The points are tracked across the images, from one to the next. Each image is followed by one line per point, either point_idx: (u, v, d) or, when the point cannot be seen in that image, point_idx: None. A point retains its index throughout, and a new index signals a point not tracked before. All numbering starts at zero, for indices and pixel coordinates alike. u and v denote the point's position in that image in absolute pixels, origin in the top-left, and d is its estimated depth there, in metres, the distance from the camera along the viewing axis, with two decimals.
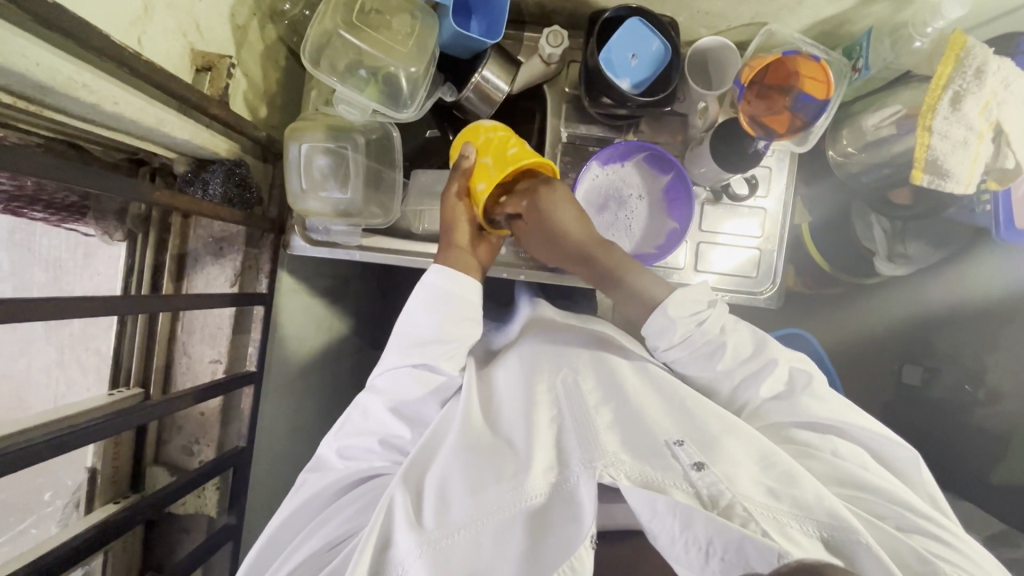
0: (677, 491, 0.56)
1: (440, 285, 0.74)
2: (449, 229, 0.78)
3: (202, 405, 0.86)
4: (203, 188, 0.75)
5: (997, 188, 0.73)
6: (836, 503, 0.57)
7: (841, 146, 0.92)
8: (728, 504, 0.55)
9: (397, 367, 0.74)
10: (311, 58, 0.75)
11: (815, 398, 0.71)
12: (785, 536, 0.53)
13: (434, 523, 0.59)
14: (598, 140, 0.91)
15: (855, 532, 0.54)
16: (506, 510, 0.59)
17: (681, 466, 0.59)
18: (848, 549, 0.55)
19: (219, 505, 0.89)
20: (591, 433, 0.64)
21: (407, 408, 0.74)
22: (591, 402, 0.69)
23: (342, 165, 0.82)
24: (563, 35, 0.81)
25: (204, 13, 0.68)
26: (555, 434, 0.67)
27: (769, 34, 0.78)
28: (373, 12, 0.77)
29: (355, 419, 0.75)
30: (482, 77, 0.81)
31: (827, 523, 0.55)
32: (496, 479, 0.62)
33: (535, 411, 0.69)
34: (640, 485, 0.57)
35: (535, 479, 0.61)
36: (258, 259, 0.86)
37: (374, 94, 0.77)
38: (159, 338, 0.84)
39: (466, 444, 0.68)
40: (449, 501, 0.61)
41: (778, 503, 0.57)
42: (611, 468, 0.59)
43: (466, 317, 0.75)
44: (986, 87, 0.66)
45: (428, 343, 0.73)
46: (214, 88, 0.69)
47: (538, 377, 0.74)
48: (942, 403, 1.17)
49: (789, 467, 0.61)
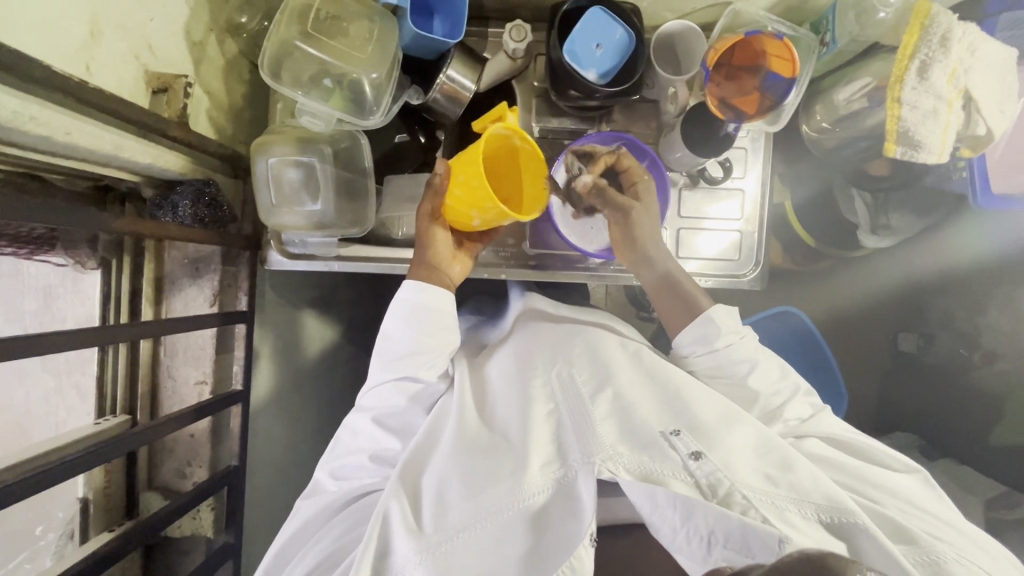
0: (677, 482, 0.56)
1: (415, 300, 0.74)
2: (425, 247, 0.77)
3: (192, 427, 0.84)
4: (172, 211, 0.76)
5: (971, 155, 0.72)
6: (833, 487, 0.59)
7: (816, 121, 0.90)
8: (727, 492, 0.55)
9: (381, 383, 0.75)
10: (271, 72, 0.74)
11: (832, 422, 0.78)
12: (783, 519, 0.53)
13: (433, 528, 0.59)
14: (571, 132, 0.90)
15: (854, 513, 0.56)
16: (506, 510, 0.59)
17: (679, 456, 0.59)
18: (848, 531, 0.56)
19: (216, 524, 0.88)
20: (588, 427, 0.64)
21: (393, 420, 0.75)
22: (587, 392, 0.69)
23: (311, 176, 0.81)
24: (527, 29, 0.81)
25: (157, 33, 0.67)
26: (552, 427, 0.67)
27: (735, 13, 0.77)
28: (327, 19, 0.76)
29: (344, 439, 0.77)
30: (447, 76, 0.81)
31: (826, 507, 0.57)
32: (494, 479, 0.62)
33: (532, 407, 0.69)
34: (639, 478, 0.57)
35: (534, 477, 0.61)
36: (236, 276, 0.85)
37: (338, 103, 0.76)
38: (143, 362, 0.82)
39: (464, 445, 0.68)
40: (446, 506, 0.61)
41: (777, 489, 0.58)
42: (609, 463, 0.58)
43: (444, 328, 0.75)
44: (953, 54, 0.64)
45: (407, 357, 0.74)
46: (172, 110, 0.67)
47: (533, 373, 0.74)
48: (941, 367, 1.20)
49: (785, 454, 0.63)
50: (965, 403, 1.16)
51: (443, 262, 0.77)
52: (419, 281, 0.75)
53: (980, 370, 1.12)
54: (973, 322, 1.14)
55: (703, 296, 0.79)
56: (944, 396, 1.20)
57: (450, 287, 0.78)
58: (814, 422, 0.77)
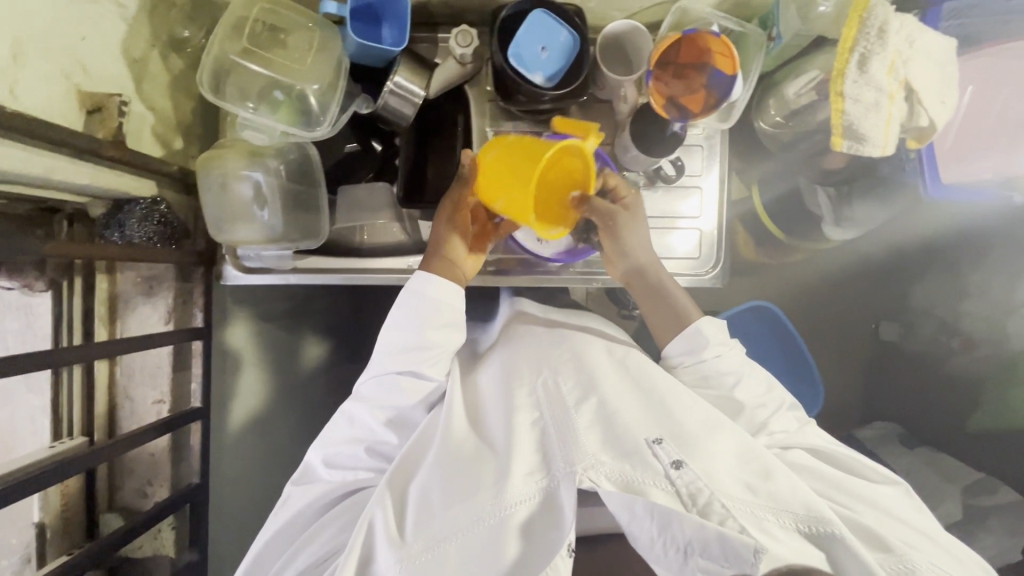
0: (656, 491, 0.56)
1: (426, 290, 0.75)
2: (441, 236, 0.78)
3: (151, 447, 0.84)
4: (119, 230, 0.75)
5: (918, 146, 0.72)
6: (811, 495, 0.59)
7: (770, 117, 0.90)
8: (707, 502, 0.54)
9: (384, 373, 0.75)
10: (210, 86, 0.73)
11: (818, 433, 0.77)
12: (765, 532, 0.54)
13: (415, 537, 0.60)
14: (526, 135, 0.89)
15: (832, 523, 0.56)
16: (489, 521, 0.59)
17: (661, 466, 0.58)
18: (828, 542, 0.57)
19: (177, 544, 0.87)
20: (571, 434, 0.63)
21: (392, 414, 0.74)
22: (571, 400, 0.68)
23: (258, 191, 0.80)
24: (473, 35, 0.80)
25: (90, 53, 0.66)
26: (537, 437, 0.66)
27: (682, 10, 0.77)
28: (265, 31, 0.75)
29: (338, 426, 0.75)
30: (394, 83, 0.80)
31: (805, 517, 0.57)
32: (476, 488, 0.62)
33: (516, 417, 0.68)
34: (619, 487, 0.57)
35: (517, 486, 0.60)
36: (191, 292, 0.85)
37: (283, 116, 0.75)
38: (99, 383, 0.82)
39: (448, 457, 0.67)
40: (430, 516, 0.61)
41: (755, 498, 0.58)
42: (590, 471, 0.58)
43: (448, 322, 0.75)
44: (890, 46, 0.64)
45: (413, 350, 0.74)
46: (107, 129, 0.67)
47: (517, 384, 0.73)
48: (923, 352, 1.22)
49: (768, 462, 0.62)
50: (944, 389, 1.18)
51: (454, 253, 0.78)
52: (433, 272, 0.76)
53: (959, 357, 1.14)
54: (953, 309, 1.16)
55: (693, 308, 0.80)
56: (928, 385, 1.21)
57: (461, 279, 0.79)
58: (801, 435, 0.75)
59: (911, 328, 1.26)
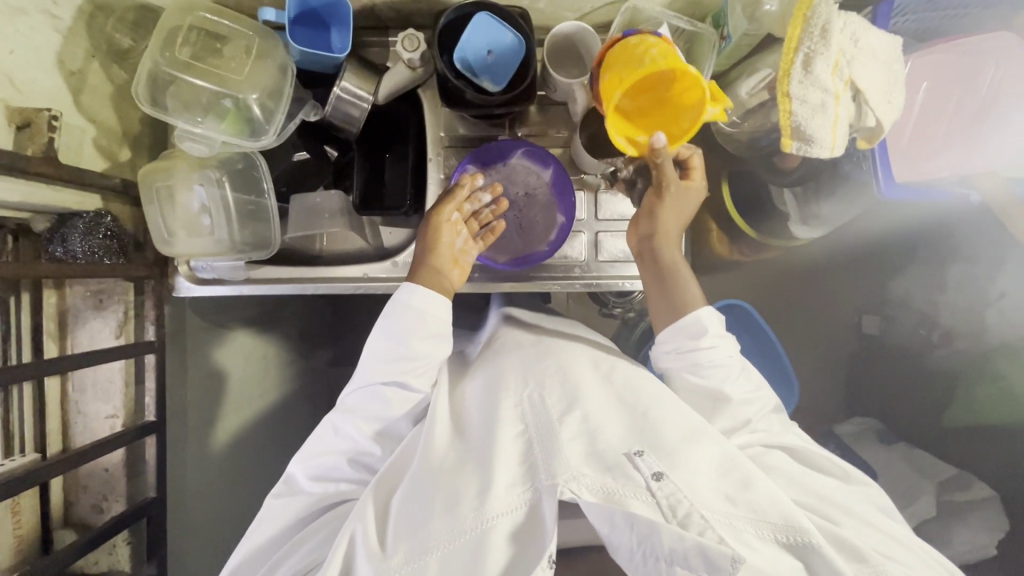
0: (637, 503, 0.54)
1: (411, 301, 0.74)
2: (428, 248, 0.78)
3: (105, 461, 0.84)
4: (63, 246, 0.73)
5: (868, 146, 0.70)
6: (791, 504, 0.58)
7: (725, 116, 0.88)
8: (687, 513, 0.53)
9: (369, 385, 0.73)
10: (147, 98, 0.72)
11: (800, 437, 0.74)
12: (741, 542, 0.54)
13: (395, 550, 0.59)
14: (481, 139, 0.88)
15: (811, 533, 0.55)
16: (470, 534, 0.57)
17: (641, 478, 0.56)
18: (804, 551, 0.56)
19: (133, 559, 0.87)
20: (554, 447, 0.61)
21: (378, 426, 0.73)
22: (556, 414, 0.65)
23: (203, 203, 0.79)
24: (419, 38, 0.78)
25: (19, 67, 0.65)
26: (522, 448, 0.63)
27: (633, 9, 0.75)
28: (201, 42, 0.74)
29: (323, 436, 0.74)
30: (341, 88, 0.79)
31: (784, 527, 0.56)
32: (457, 501, 0.59)
33: (499, 429, 0.65)
34: (600, 499, 0.55)
35: (498, 499, 0.58)
36: (143, 306, 0.84)
37: (228, 127, 0.74)
38: (51, 398, 0.81)
39: (429, 470, 0.65)
40: (409, 533, 0.59)
41: (735, 509, 0.57)
42: (571, 484, 0.56)
43: (432, 334, 0.74)
44: (833, 46, 0.62)
45: (397, 360, 0.72)
46: (36, 145, 0.66)
47: (503, 394, 0.70)
48: (902, 347, 1.21)
49: (747, 471, 0.60)
50: (919, 382, 1.19)
51: (440, 265, 0.77)
52: (419, 284, 0.75)
53: (938, 351, 1.15)
54: (932, 302, 1.17)
55: (698, 299, 0.74)
56: (899, 380, 1.22)
57: (448, 292, 0.77)
58: (778, 436, 0.72)
59: (892, 320, 1.22)
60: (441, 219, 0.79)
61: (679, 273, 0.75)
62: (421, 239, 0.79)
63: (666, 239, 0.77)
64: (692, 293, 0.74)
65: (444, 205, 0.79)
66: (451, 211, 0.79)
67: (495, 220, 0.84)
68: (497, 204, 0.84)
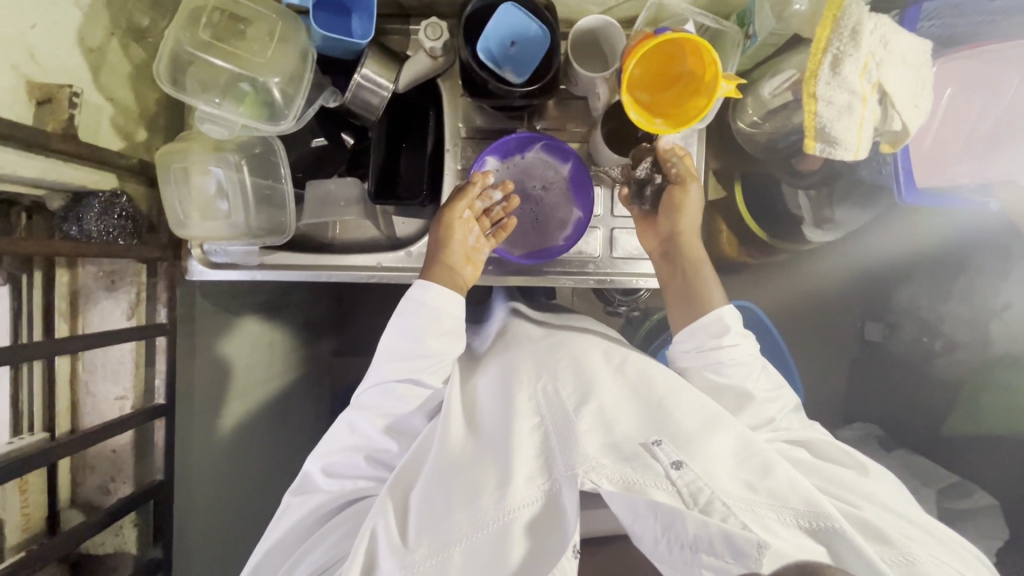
0: (658, 492, 0.54)
1: (424, 299, 0.74)
2: (441, 245, 0.78)
3: (114, 442, 0.84)
4: (78, 224, 0.73)
5: (892, 150, 0.71)
6: (812, 490, 0.58)
7: (747, 116, 0.88)
8: (708, 500, 0.53)
9: (383, 383, 0.73)
10: (167, 77, 0.71)
11: (817, 432, 0.76)
12: (765, 529, 0.53)
13: (418, 542, 0.59)
14: (500, 131, 0.87)
15: (833, 518, 0.56)
16: (491, 524, 0.57)
17: (661, 467, 0.57)
18: (830, 536, 0.55)
19: (141, 541, 0.86)
20: (571, 438, 0.61)
21: (394, 423, 0.73)
22: (571, 404, 0.65)
23: (219, 186, 0.78)
24: (442, 27, 0.78)
25: (40, 41, 0.65)
26: (539, 440, 0.63)
27: (658, 6, 0.74)
28: (225, 24, 0.74)
29: (338, 434, 0.74)
30: (362, 75, 0.78)
31: (806, 512, 0.56)
32: (478, 492, 0.60)
33: (516, 422, 0.65)
34: (621, 488, 0.55)
35: (519, 490, 0.59)
36: (155, 288, 0.83)
37: (248, 110, 0.73)
38: (60, 377, 0.81)
39: (447, 460, 0.65)
40: (430, 523, 0.60)
41: (756, 496, 0.57)
42: (591, 474, 0.56)
43: (445, 331, 0.74)
44: (863, 47, 0.62)
45: (411, 356, 0.73)
46: (56, 121, 0.65)
47: (519, 386, 0.70)
48: (905, 355, 1.21)
49: (766, 459, 0.61)
50: (923, 391, 1.18)
51: (452, 263, 0.77)
52: (432, 283, 0.75)
53: (941, 359, 1.13)
54: (935, 310, 1.15)
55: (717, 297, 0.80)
56: (904, 386, 1.22)
57: (462, 289, 0.78)
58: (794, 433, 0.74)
59: (895, 328, 1.23)
60: (452, 217, 0.78)
61: (699, 274, 0.81)
62: (433, 237, 0.79)
63: (684, 242, 0.83)
64: (713, 294, 0.80)
65: (456, 203, 0.79)
66: (462, 210, 0.78)
67: (506, 217, 0.83)
68: (508, 201, 0.83)
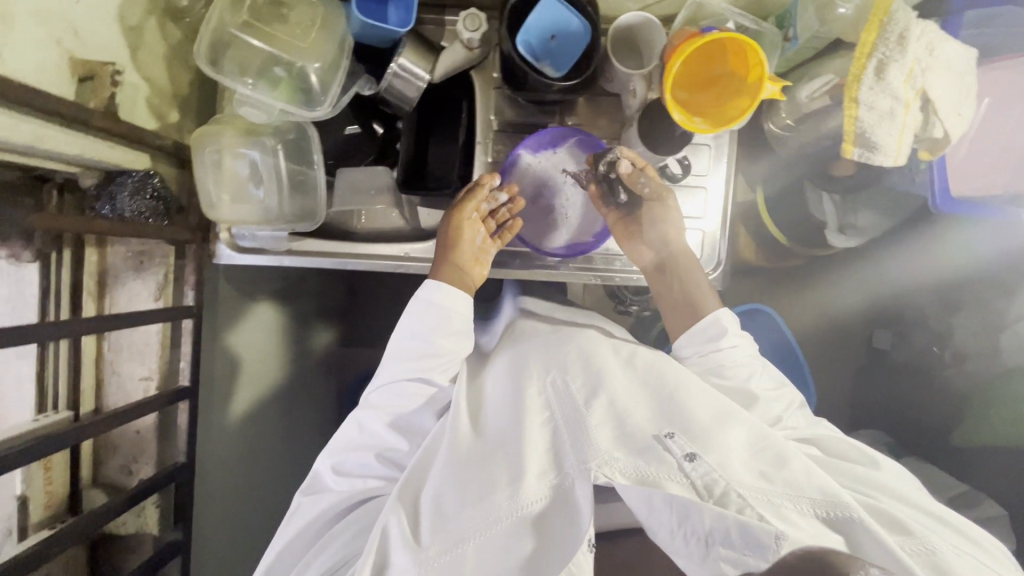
0: (672, 483, 0.54)
1: (433, 299, 0.74)
2: (451, 246, 0.79)
3: (137, 423, 0.84)
4: (110, 203, 0.73)
5: (930, 157, 0.71)
6: (829, 484, 0.58)
7: (779, 119, 0.88)
8: (723, 492, 0.52)
9: (392, 380, 0.74)
10: (207, 58, 0.71)
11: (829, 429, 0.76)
12: (780, 516, 0.52)
13: (431, 540, 0.58)
14: (531, 126, 0.87)
15: (852, 509, 0.55)
16: (505, 520, 0.58)
17: (674, 459, 0.57)
18: (847, 529, 0.55)
19: (161, 522, 0.87)
20: (583, 433, 0.61)
21: (403, 422, 0.73)
22: (581, 399, 0.66)
23: (256, 169, 0.79)
24: (481, 18, 0.77)
25: (84, 18, 0.64)
26: (549, 437, 0.64)
27: (697, 5, 0.74)
28: (267, 8, 0.74)
29: (349, 433, 0.74)
30: (399, 65, 0.78)
31: (822, 502, 0.56)
32: (491, 488, 0.60)
33: (527, 417, 0.66)
34: (635, 482, 0.55)
35: (531, 484, 0.59)
36: (181, 270, 0.82)
37: (285, 94, 0.73)
38: (86, 357, 0.80)
39: (458, 453, 0.66)
40: (443, 515, 0.60)
41: (771, 486, 0.56)
42: (605, 468, 0.56)
43: (455, 329, 0.75)
44: (909, 53, 0.62)
45: (422, 355, 0.73)
46: (98, 98, 0.66)
47: (527, 381, 0.71)
48: (917, 362, 1.22)
49: (779, 449, 0.61)
50: (937, 400, 1.18)
51: (463, 265, 0.78)
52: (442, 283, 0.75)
53: (948, 370, 1.14)
54: (945, 321, 1.15)
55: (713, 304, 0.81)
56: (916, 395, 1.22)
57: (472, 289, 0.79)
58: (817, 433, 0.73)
59: (903, 338, 1.24)
60: (461, 219, 0.79)
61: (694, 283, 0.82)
62: (443, 238, 0.80)
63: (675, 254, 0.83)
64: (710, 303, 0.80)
65: (466, 204, 0.79)
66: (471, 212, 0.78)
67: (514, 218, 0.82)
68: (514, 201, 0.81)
